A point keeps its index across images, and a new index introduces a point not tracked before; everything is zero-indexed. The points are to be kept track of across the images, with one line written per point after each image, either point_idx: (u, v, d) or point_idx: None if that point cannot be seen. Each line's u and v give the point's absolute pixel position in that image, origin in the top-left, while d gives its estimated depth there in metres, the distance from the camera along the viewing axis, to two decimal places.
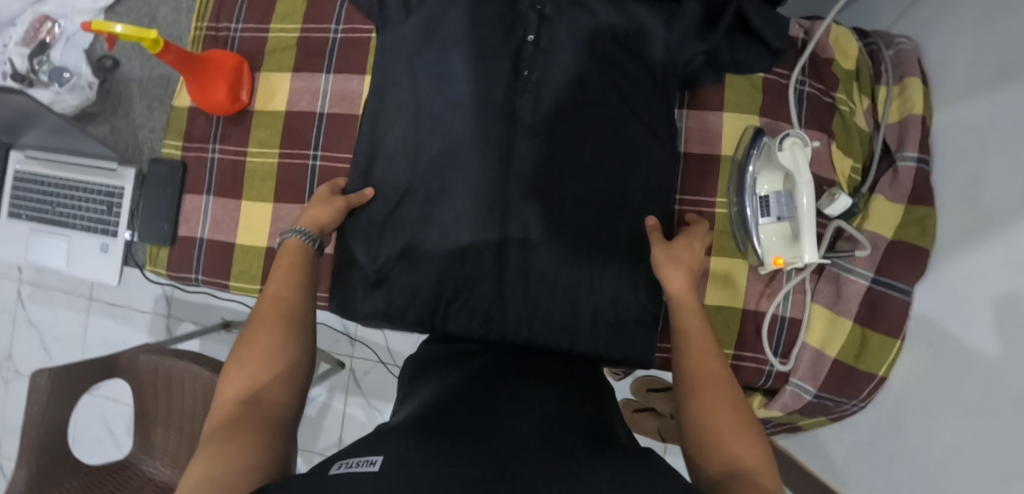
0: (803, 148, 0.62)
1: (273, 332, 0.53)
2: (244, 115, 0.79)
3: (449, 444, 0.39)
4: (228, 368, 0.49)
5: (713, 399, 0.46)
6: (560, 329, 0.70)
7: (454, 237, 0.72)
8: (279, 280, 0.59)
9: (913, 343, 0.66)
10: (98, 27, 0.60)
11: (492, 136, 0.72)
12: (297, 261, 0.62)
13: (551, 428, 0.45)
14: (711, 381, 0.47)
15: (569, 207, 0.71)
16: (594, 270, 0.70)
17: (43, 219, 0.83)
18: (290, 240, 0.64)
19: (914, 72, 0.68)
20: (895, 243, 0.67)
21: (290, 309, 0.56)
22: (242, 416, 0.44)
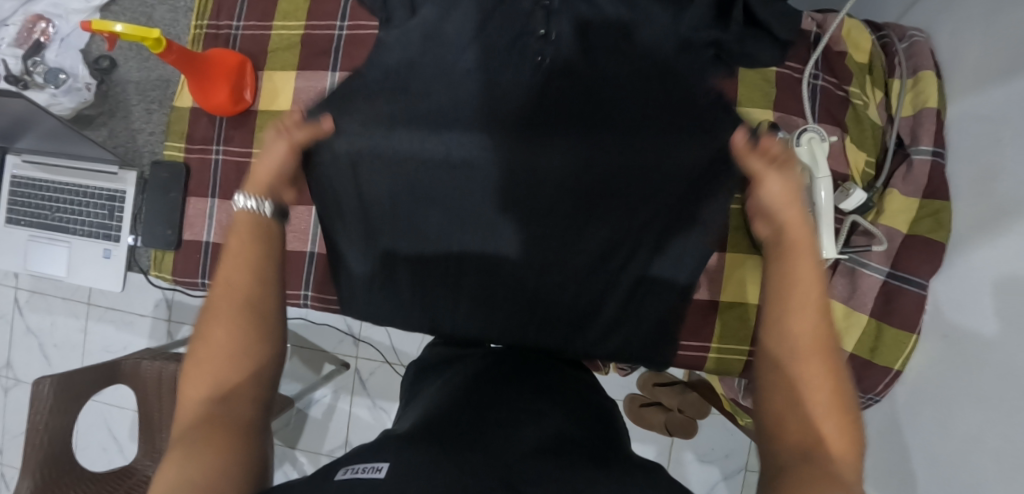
0: (820, 144, 0.62)
1: (232, 324, 0.46)
2: (247, 116, 0.77)
3: (453, 452, 0.40)
4: (189, 367, 0.45)
5: (813, 373, 0.41)
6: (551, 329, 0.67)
7: (432, 236, 0.64)
8: (234, 258, 0.49)
9: (929, 336, 0.66)
10: (97, 27, 0.58)
11: (478, 113, 0.57)
12: (257, 233, 0.50)
13: (548, 452, 0.43)
14: (812, 349, 0.42)
15: (572, 237, 0.62)
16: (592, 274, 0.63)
17: (42, 226, 0.81)
18: (239, 215, 0.50)
19: (928, 65, 0.68)
20: (909, 236, 0.67)
21: (257, 282, 0.48)
22: (205, 430, 0.41)
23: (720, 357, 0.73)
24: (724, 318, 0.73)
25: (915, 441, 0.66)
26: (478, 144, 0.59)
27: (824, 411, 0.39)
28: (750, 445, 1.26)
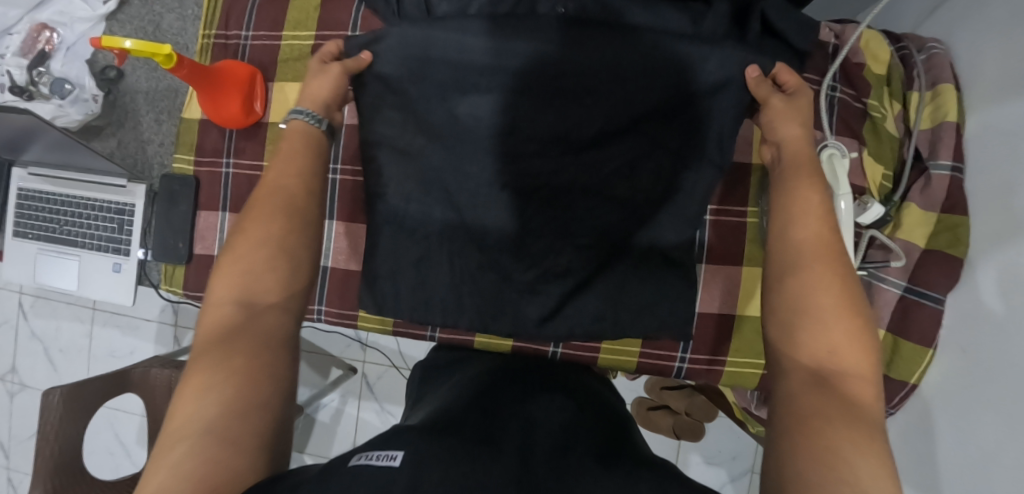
0: (841, 160, 0.61)
1: (266, 226, 0.51)
2: (258, 128, 0.76)
3: (465, 446, 0.40)
4: (221, 265, 0.50)
5: (822, 274, 0.46)
6: (527, 316, 0.70)
7: (422, 224, 0.69)
8: (279, 170, 0.56)
9: (946, 351, 0.66)
10: (107, 44, 0.57)
11: (483, 109, 0.62)
12: (307, 149, 0.59)
13: (541, 423, 0.49)
14: (822, 251, 0.48)
15: (559, 254, 0.67)
16: (570, 256, 0.67)
17: (50, 239, 0.80)
18: (296, 123, 0.59)
19: (947, 79, 0.68)
20: (927, 251, 0.67)
21: (293, 199, 0.54)
22: (232, 333, 0.45)
23: (736, 371, 0.74)
24: (740, 332, 0.74)
25: (932, 456, 0.66)
26: (494, 148, 0.63)
27: (830, 313, 0.44)
28: (757, 448, 1.27)
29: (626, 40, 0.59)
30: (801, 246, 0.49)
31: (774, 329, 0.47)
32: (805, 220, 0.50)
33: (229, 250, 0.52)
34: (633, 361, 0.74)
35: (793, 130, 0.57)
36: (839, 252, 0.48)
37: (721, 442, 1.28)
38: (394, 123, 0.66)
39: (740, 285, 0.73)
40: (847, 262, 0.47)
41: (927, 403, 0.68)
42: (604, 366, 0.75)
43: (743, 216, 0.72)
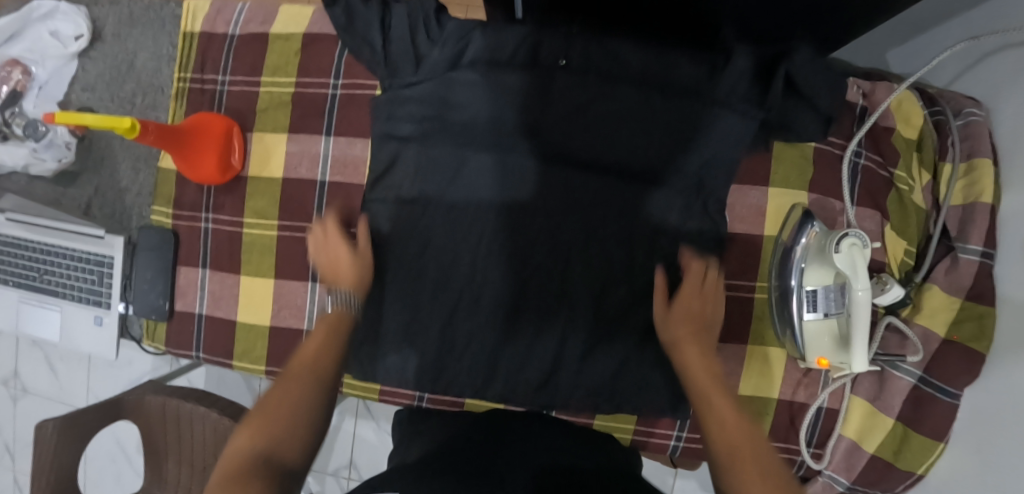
0: (862, 250, 0.56)
1: (298, 392, 0.49)
2: (237, 182, 0.72)
3: (463, 483, 0.44)
4: (246, 422, 0.47)
5: (738, 446, 0.43)
6: (530, 376, 0.70)
7: (438, 284, 0.70)
8: (318, 339, 0.56)
9: (957, 446, 0.62)
10: (64, 120, 0.53)
11: (507, 177, 0.69)
12: (341, 323, 0.58)
13: (556, 471, 0.49)
14: (732, 427, 0.45)
15: (573, 309, 0.69)
16: (581, 312, 0.69)
17: (30, 287, 0.78)
18: (335, 310, 0.59)
19: (986, 151, 0.60)
20: (947, 342, 0.62)
21: (325, 366, 0.53)
22: (249, 476, 0.41)
23: None
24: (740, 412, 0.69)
25: None
26: (508, 217, 0.69)
27: (742, 446, 0.43)
28: None
29: (632, 109, 0.66)
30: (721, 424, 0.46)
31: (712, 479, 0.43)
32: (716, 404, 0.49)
33: (257, 406, 0.49)
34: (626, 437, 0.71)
35: (693, 273, 0.63)
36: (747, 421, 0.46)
37: None
38: (417, 179, 0.70)
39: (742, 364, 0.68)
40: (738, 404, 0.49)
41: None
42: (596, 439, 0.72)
43: (751, 290, 0.67)
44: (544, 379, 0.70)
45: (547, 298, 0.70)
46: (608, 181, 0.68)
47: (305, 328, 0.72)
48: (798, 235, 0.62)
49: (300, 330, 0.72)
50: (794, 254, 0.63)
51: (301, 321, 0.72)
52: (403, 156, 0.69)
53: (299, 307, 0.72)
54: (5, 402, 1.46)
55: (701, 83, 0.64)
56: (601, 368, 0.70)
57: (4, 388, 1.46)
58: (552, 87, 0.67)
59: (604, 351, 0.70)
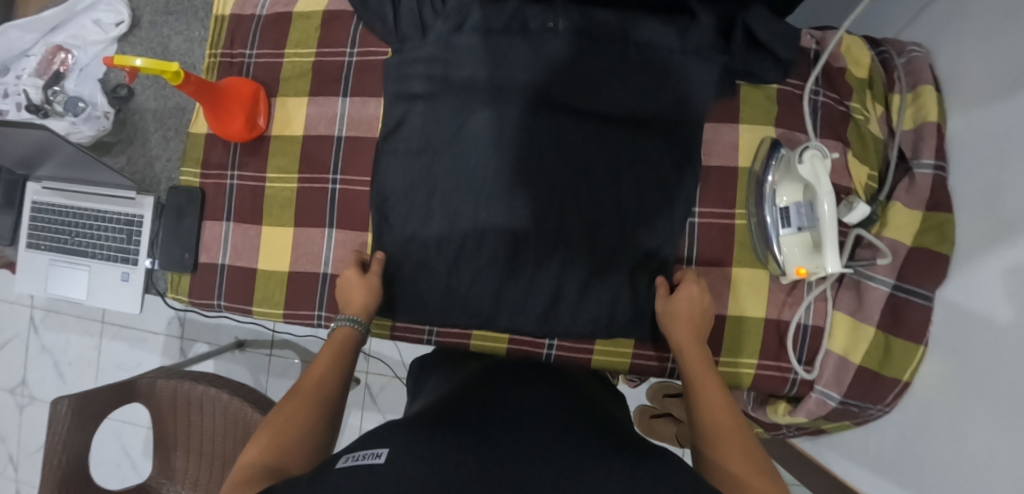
0: (822, 161, 0.63)
1: (302, 412, 0.55)
2: (261, 142, 0.79)
3: (450, 438, 0.44)
4: (258, 435, 0.52)
5: (731, 449, 0.49)
6: (533, 310, 0.73)
7: (442, 229, 0.74)
8: (324, 365, 0.61)
9: (936, 349, 0.66)
10: (119, 62, 0.60)
11: (503, 130, 0.73)
12: (346, 347, 0.65)
13: (545, 412, 0.52)
14: (726, 429, 0.52)
15: (570, 249, 0.73)
16: (579, 253, 0.73)
17: (62, 250, 0.83)
18: (342, 328, 0.66)
19: (927, 80, 0.69)
20: (913, 249, 0.68)
21: (328, 390, 0.59)
22: (258, 480, 0.46)
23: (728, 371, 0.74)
24: (731, 334, 0.73)
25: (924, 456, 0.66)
26: (508, 168, 0.73)
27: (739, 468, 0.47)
28: None
29: (616, 67, 0.72)
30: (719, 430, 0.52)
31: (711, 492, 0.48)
32: (715, 410, 0.54)
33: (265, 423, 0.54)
34: (626, 363, 0.75)
35: (687, 318, 0.65)
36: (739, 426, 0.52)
37: None
38: (422, 134, 0.75)
39: (729, 286, 0.73)
40: (744, 426, 0.52)
41: (920, 403, 0.68)
42: (598, 368, 0.76)
43: (732, 217, 0.74)
44: (545, 314, 0.73)
45: (547, 240, 0.73)
46: (598, 129, 0.73)
47: (322, 272, 0.77)
48: (769, 160, 0.70)
49: (317, 274, 0.77)
50: (765, 176, 0.70)
51: (318, 266, 0.77)
52: (411, 114, 0.76)
53: (316, 253, 0.77)
54: (11, 410, 1.46)
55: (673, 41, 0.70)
56: (599, 301, 0.73)
57: (11, 396, 1.45)
58: (540, 47, 0.72)
59: (601, 287, 0.73)
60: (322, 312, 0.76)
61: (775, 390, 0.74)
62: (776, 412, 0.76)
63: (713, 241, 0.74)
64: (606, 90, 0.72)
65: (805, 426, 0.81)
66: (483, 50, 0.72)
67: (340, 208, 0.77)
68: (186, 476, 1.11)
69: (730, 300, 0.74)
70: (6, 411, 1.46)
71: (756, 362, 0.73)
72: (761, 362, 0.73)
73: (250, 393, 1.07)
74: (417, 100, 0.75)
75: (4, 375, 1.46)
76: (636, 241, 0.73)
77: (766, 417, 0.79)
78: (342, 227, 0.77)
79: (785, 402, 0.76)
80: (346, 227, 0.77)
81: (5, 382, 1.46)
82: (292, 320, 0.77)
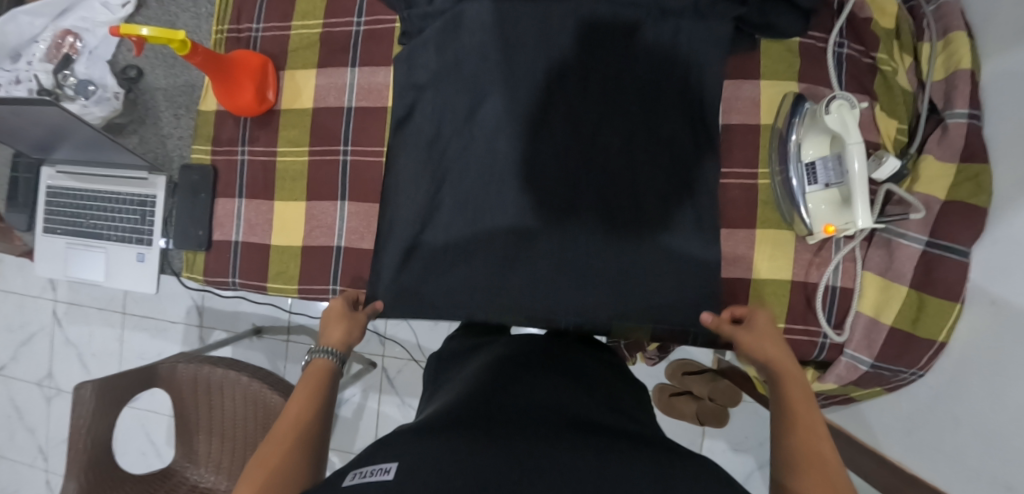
0: (850, 110, 0.60)
1: (281, 455, 0.47)
2: (271, 116, 0.79)
3: (472, 443, 0.41)
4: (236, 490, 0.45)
5: (816, 479, 0.42)
6: (539, 278, 0.71)
7: (449, 194, 0.73)
8: (303, 401, 0.54)
9: (975, 304, 0.63)
10: (126, 31, 0.60)
11: (514, 89, 0.70)
12: (325, 383, 0.58)
13: (558, 414, 0.48)
14: (815, 458, 0.45)
15: (584, 212, 0.70)
16: (591, 215, 0.70)
17: (78, 233, 0.84)
18: (317, 361, 0.60)
19: (959, 26, 0.66)
20: (948, 203, 0.65)
21: (309, 429, 0.51)
22: None
23: None
24: (756, 295, 0.71)
25: (959, 414, 0.63)
26: (517, 129, 0.71)
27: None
28: None
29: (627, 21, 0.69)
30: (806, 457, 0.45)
31: None
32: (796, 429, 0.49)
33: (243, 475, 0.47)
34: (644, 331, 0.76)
35: (772, 342, 0.60)
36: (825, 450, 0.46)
37: (747, 428, 1.21)
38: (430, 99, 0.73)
39: (753, 248, 0.71)
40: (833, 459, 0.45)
41: (956, 362, 0.65)
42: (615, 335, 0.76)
43: (756, 177, 0.71)
44: (551, 283, 0.71)
45: (555, 205, 0.70)
46: (607, 88, 0.70)
47: (335, 245, 0.76)
48: (792, 115, 0.67)
49: (331, 247, 0.76)
50: (789, 133, 0.67)
51: (332, 238, 0.76)
52: (421, 98, 0.74)
53: (330, 226, 0.76)
54: (39, 402, 1.48)
55: None
56: (611, 267, 0.70)
57: (38, 388, 1.48)
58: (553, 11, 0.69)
59: (621, 249, 0.70)
60: (338, 286, 0.76)
61: (804, 356, 0.72)
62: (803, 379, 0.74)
63: (735, 201, 0.72)
64: (619, 48, 0.70)
65: (835, 394, 0.78)
66: (491, 9, 0.70)
67: (352, 179, 0.76)
68: (209, 460, 1.12)
69: (754, 263, 0.72)
70: (34, 402, 1.48)
71: (783, 326, 0.71)
72: (788, 325, 0.71)
73: (269, 375, 1.06)
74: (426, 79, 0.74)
75: (30, 366, 1.48)
76: (652, 206, 0.70)
77: None
78: (355, 198, 0.76)
79: (813, 369, 0.74)
80: (358, 199, 0.76)
81: (31, 375, 1.48)
82: (307, 295, 0.77)
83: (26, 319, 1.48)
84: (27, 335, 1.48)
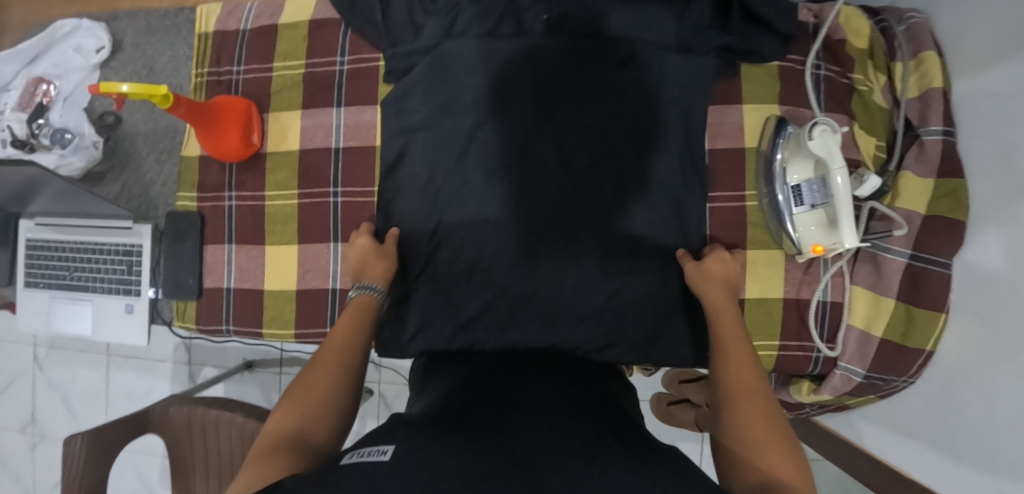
0: (833, 135, 0.62)
1: (329, 384, 0.50)
2: (257, 159, 0.78)
3: (470, 436, 0.38)
4: (285, 400, 0.48)
5: (750, 411, 0.46)
6: (539, 312, 0.71)
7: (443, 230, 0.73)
8: (345, 332, 0.57)
9: (959, 315, 0.65)
10: (104, 89, 0.59)
11: (504, 123, 0.71)
12: (366, 316, 0.60)
13: (555, 408, 0.46)
14: (747, 391, 0.48)
15: (579, 238, 0.71)
16: (586, 243, 0.71)
17: (61, 286, 0.82)
18: (361, 296, 0.62)
19: (929, 46, 0.69)
20: (929, 218, 0.67)
21: (352, 359, 0.54)
22: (283, 449, 0.42)
23: None
24: (752, 316, 0.73)
25: (950, 422, 0.65)
26: (509, 162, 0.71)
27: (762, 439, 0.44)
28: None
29: (614, 51, 0.70)
30: (756, 440, 0.44)
31: (724, 465, 0.45)
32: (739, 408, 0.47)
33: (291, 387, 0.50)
34: None
35: (716, 279, 0.63)
36: (775, 420, 0.46)
37: None
38: (418, 134, 0.73)
39: (746, 269, 0.73)
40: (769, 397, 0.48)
41: (945, 371, 0.67)
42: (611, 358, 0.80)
43: (744, 199, 0.73)
44: (553, 313, 0.71)
45: (549, 230, 0.71)
46: (595, 113, 0.71)
47: (330, 287, 0.75)
48: (776, 139, 0.68)
49: (326, 289, 0.75)
50: (774, 156, 0.69)
51: (326, 281, 0.75)
52: (409, 145, 0.73)
53: (323, 268, 0.76)
54: (23, 449, 1.43)
55: (669, 25, 0.69)
56: (606, 293, 0.71)
57: (20, 435, 1.43)
58: (539, 47, 0.70)
59: (619, 277, 0.71)
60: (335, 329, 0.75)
61: (799, 371, 0.74)
62: (800, 392, 0.76)
63: (725, 224, 0.73)
64: (605, 79, 0.71)
65: (829, 403, 0.79)
66: (475, 47, 0.70)
67: (344, 220, 0.76)
68: None
69: (747, 284, 0.73)
70: (18, 451, 1.43)
71: (778, 344, 0.73)
72: (783, 342, 0.73)
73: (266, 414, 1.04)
74: (415, 130, 0.73)
75: (13, 414, 1.43)
76: (644, 234, 0.71)
77: (791, 399, 0.78)
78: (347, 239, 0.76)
79: (808, 381, 0.76)
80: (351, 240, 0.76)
81: (14, 423, 1.43)
82: (305, 339, 0.76)
83: (5, 365, 1.43)
84: (8, 382, 1.43)
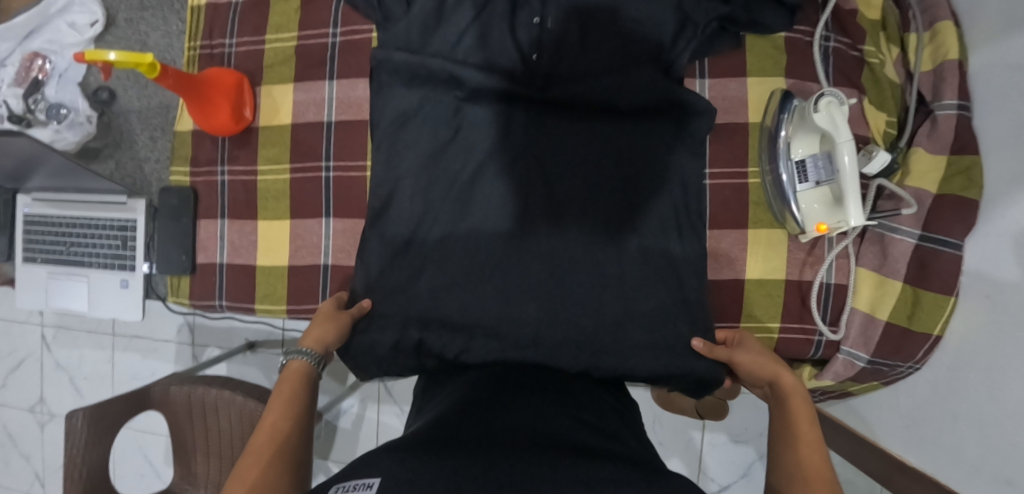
0: (839, 108, 0.59)
1: (263, 476, 0.44)
2: (249, 134, 0.77)
3: (459, 461, 0.37)
4: None
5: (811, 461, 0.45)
6: (533, 293, 0.65)
7: (430, 211, 0.69)
8: (279, 411, 0.51)
9: (969, 297, 0.62)
10: (91, 57, 0.58)
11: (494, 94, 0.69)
12: (304, 386, 0.55)
13: (545, 432, 0.44)
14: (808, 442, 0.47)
15: (574, 218, 0.67)
16: (582, 223, 0.67)
17: (58, 262, 0.82)
18: (294, 364, 0.56)
19: (945, 15, 0.66)
20: (940, 197, 0.64)
21: (289, 442, 0.48)
22: None
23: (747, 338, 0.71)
24: (753, 297, 0.71)
25: (956, 408, 0.63)
26: (499, 137, 0.69)
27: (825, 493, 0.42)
28: None
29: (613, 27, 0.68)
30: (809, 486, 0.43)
31: None
32: (798, 447, 0.47)
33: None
34: None
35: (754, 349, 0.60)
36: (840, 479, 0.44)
37: (746, 419, 1.19)
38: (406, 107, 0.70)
39: (746, 249, 0.71)
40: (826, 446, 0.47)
41: (952, 356, 0.64)
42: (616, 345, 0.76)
43: (746, 176, 0.70)
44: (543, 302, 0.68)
45: (542, 211, 0.67)
46: (589, 90, 0.68)
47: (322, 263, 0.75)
48: (779, 113, 0.66)
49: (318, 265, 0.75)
50: (778, 131, 0.66)
51: (318, 257, 0.75)
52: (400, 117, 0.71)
53: (315, 244, 0.75)
54: (33, 427, 1.46)
55: None
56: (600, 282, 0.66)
57: (30, 414, 1.46)
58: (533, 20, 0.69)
59: (614, 257, 0.66)
60: None
61: (801, 354, 0.71)
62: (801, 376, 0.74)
63: (726, 203, 0.71)
64: (601, 56, 0.69)
65: (832, 390, 0.77)
66: None
67: (336, 196, 0.75)
68: (208, 480, 1.09)
69: (748, 264, 0.71)
70: (28, 429, 1.46)
71: (778, 327, 0.70)
72: (784, 325, 0.70)
73: (265, 393, 1.05)
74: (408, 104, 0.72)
75: (22, 393, 1.46)
76: (642, 211, 0.67)
77: None
78: (339, 215, 0.75)
79: (810, 366, 0.74)
80: (343, 215, 0.74)
81: (23, 401, 1.46)
82: (297, 316, 0.75)
83: (15, 346, 1.46)
84: (17, 362, 1.46)
